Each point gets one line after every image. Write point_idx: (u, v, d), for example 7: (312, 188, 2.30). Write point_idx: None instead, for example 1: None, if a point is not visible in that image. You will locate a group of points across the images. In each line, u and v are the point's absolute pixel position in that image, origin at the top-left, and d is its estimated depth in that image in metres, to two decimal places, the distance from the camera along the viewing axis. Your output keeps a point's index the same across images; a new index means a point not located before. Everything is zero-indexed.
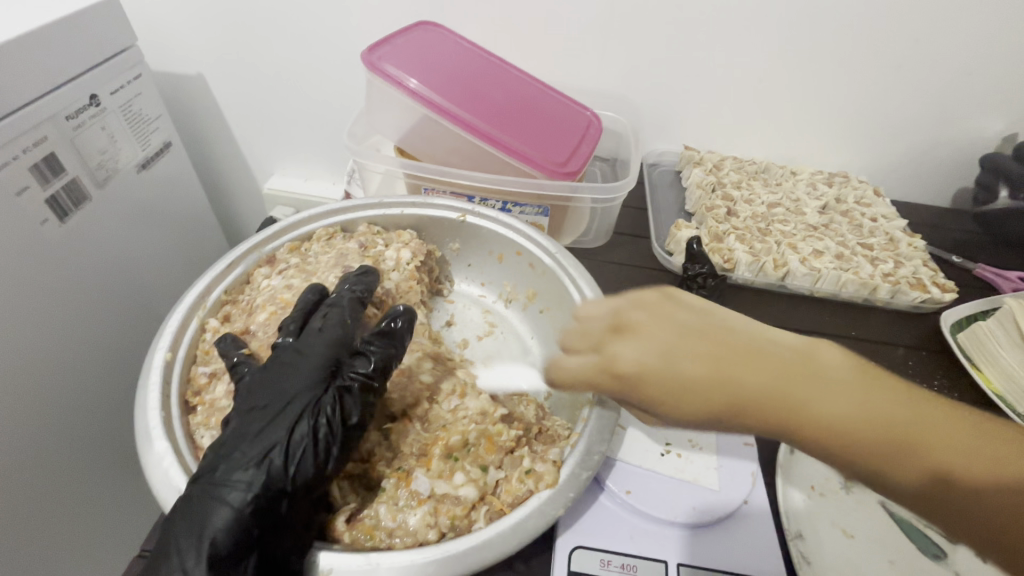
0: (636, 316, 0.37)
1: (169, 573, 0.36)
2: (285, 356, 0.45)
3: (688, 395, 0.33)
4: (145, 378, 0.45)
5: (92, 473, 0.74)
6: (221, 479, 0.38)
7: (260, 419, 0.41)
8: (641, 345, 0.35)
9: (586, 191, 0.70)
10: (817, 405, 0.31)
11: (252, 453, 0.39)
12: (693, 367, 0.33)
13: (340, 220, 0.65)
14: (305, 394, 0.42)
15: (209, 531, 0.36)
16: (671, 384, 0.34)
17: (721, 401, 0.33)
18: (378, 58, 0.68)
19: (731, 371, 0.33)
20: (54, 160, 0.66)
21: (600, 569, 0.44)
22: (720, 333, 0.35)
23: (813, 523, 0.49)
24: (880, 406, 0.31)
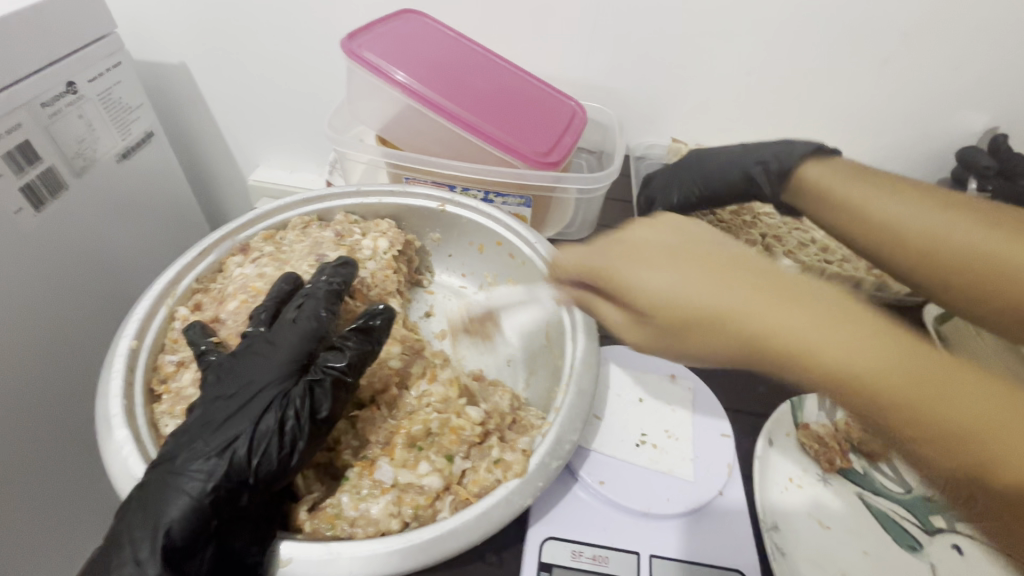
0: (639, 245, 0.40)
1: (121, 564, 0.35)
2: (255, 344, 0.44)
3: (681, 309, 0.35)
4: (108, 366, 0.44)
5: (62, 466, 0.73)
6: (180, 468, 0.37)
7: (226, 408, 0.40)
8: (642, 262, 0.38)
9: (570, 181, 0.69)
10: (809, 329, 0.32)
11: (213, 441, 0.38)
12: (689, 280, 0.36)
13: (315, 209, 0.65)
14: (272, 385, 0.41)
15: (163, 520, 0.35)
16: (660, 297, 0.36)
17: (714, 318, 0.34)
18: (358, 46, 0.67)
19: (731, 289, 0.34)
20: (29, 148, 0.65)
21: (571, 561, 0.44)
22: (731, 255, 0.37)
23: (789, 515, 0.49)
24: (879, 344, 0.31)
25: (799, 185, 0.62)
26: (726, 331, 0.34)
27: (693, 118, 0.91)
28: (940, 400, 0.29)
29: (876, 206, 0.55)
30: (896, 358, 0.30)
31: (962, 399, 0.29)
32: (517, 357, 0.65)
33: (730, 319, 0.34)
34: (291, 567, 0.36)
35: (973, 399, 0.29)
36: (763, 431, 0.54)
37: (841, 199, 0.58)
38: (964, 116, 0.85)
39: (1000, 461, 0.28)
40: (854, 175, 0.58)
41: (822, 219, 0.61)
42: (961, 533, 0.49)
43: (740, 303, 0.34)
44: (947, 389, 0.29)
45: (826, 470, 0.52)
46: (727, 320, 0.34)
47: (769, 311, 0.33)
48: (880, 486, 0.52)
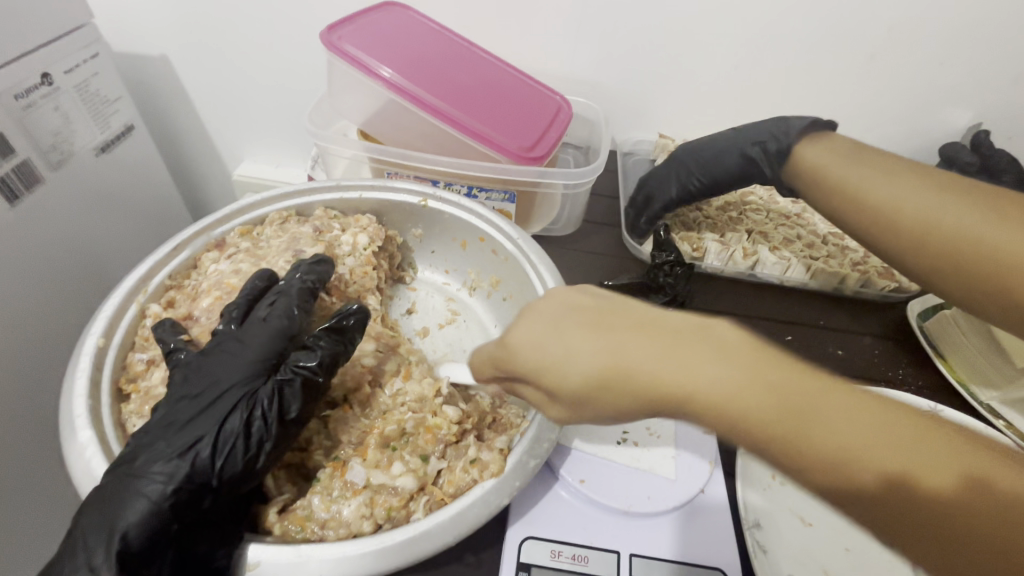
0: (528, 311, 0.38)
1: (75, 571, 0.33)
2: (223, 343, 0.43)
3: (575, 377, 0.34)
4: (74, 364, 0.43)
5: (30, 466, 0.72)
6: (139, 470, 0.36)
7: (191, 408, 0.39)
8: (533, 333, 0.36)
9: (554, 176, 0.68)
10: (701, 386, 0.31)
11: (175, 443, 0.37)
12: (575, 345, 0.34)
13: (294, 204, 0.63)
14: (239, 386, 0.40)
15: (120, 523, 0.34)
16: (551, 363, 0.35)
17: (612, 384, 0.34)
18: (338, 38, 0.65)
19: (621, 350, 0.33)
20: (1, 140, 0.63)
21: (549, 561, 0.43)
22: (617, 307, 0.36)
23: (771, 512, 0.48)
24: (775, 387, 0.30)
25: (797, 163, 0.64)
26: (620, 392, 0.33)
27: (681, 113, 0.91)
28: (825, 433, 0.29)
29: (868, 186, 0.55)
30: (791, 402, 0.30)
31: (846, 427, 0.28)
32: None
33: (627, 384, 0.33)
34: (259, 570, 0.36)
35: (855, 425, 0.28)
36: None
37: (832, 179, 0.59)
38: (951, 112, 0.85)
39: (894, 479, 0.27)
40: (853, 155, 0.59)
41: (815, 198, 0.62)
42: None
43: (631, 366, 0.33)
44: (832, 419, 0.29)
45: None
46: (624, 385, 0.33)
47: (655, 367, 0.32)
48: None
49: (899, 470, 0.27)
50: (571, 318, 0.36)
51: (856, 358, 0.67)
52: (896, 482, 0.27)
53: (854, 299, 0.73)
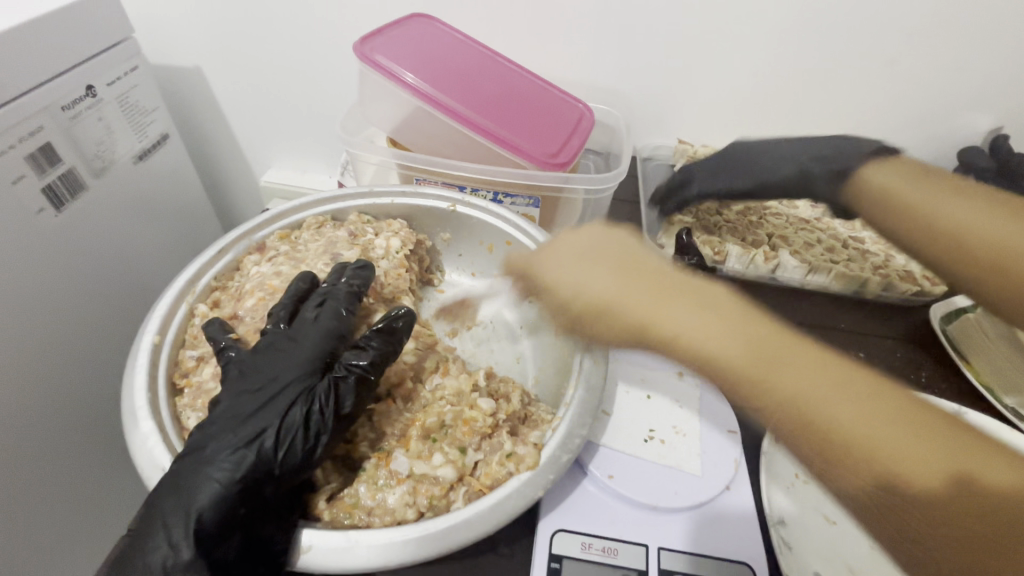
0: (564, 244, 0.50)
1: (154, 547, 0.36)
2: (280, 341, 0.45)
3: (578, 298, 0.45)
4: (133, 360, 0.46)
5: (82, 462, 0.74)
6: (209, 457, 0.38)
7: (253, 400, 0.41)
8: (563, 264, 0.48)
9: (577, 182, 0.70)
10: (666, 318, 0.40)
11: (240, 432, 0.39)
12: (587, 277, 0.45)
13: (330, 209, 0.66)
14: (297, 381, 0.42)
15: (195, 505, 0.37)
16: (564, 286, 0.46)
17: (598, 310, 0.44)
18: (370, 49, 0.68)
19: (619, 287, 0.43)
20: (50, 150, 0.67)
21: (580, 552, 0.45)
22: (642, 260, 0.46)
23: (795, 510, 0.49)
24: (724, 332, 0.39)
25: (863, 186, 0.63)
26: (609, 316, 0.43)
27: (700, 119, 0.92)
28: (766, 376, 0.36)
29: (955, 214, 0.54)
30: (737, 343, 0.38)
31: (783, 378, 0.36)
32: (526, 355, 0.67)
33: (612, 309, 0.43)
34: (312, 554, 0.38)
35: (794, 379, 0.35)
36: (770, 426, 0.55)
37: (904, 200, 0.58)
38: (971, 117, 0.85)
39: (824, 428, 0.33)
40: (925, 182, 0.58)
41: (879, 221, 0.61)
42: None
43: (616, 295, 0.43)
44: (774, 368, 0.36)
45: None
46: (610, 308, 0.43)
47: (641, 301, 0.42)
48: None
49: (826, 421, 0.34)
50: (596, 256, 0.47)
51: (878, 361, 0.68)
52: (822, 430, 0.34)
53: (876, 302, 0.75)
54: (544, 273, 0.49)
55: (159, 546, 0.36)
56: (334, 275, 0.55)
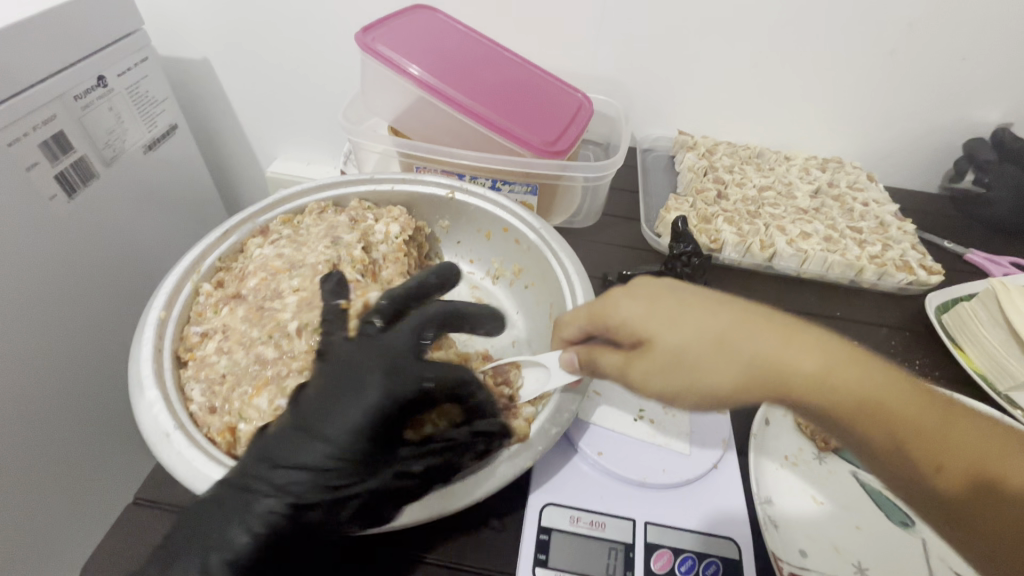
0: (641, 288, 0.43)
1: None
2: (349, 388, 0.42)
3: (702, 348, 0.38)
4: (139, 333, 0.47)
5: (88, 438, 0.77)
6: (248, 497, 0.39)
7: (306, 454, 0.40)
8: (671, 312, 0.40)
9: (576, 169, 0.71)
10: (806, 363, 0.38)
11: (287, 487, 0.39)
12: (719, 326, 0.39)
13: (331, 194, 0.67)
14: (356, 455, 0.40)
15: (223, 548, 0.37)
16: (679, 339, 0.39)
17: (727, 356, 0.38)
18: (372, 39, 0.69)
19: (748, 332, 0.38)
20: (62, 138, 0.69)
21: (569, 525, 0.46)
22: (746, 302, 0.41)
23: (782, 489, 0.51)
24: (859, 376, 0.38)
25: None
26: (755, 371, 0.38)
27: (700, 111, 0.93)
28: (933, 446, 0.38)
29: None
30: (863, 377, 0.38)
31: (960, 446, 0.38)
32: (522, 338, 0.68)
33: (734, 346, 0.38)
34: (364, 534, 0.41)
35: (967, 442, 0.38)
36: (760, 410, 0.56)
37: None
38: (969, 109, 0.86)
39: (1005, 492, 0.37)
40: None
41: None
42: None
43: (741, 330, 0.38)
44: (950, 434, 0.38)
45: (822, 449, 0.55)
46: (732, 349, 0.38)
47: (790, 364, 0.38)
48: None
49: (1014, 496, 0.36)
50: (701, 301, 0.40)
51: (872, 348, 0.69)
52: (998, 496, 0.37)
53: (872, 291, 0.76)
54: (637, 323, 0.41)
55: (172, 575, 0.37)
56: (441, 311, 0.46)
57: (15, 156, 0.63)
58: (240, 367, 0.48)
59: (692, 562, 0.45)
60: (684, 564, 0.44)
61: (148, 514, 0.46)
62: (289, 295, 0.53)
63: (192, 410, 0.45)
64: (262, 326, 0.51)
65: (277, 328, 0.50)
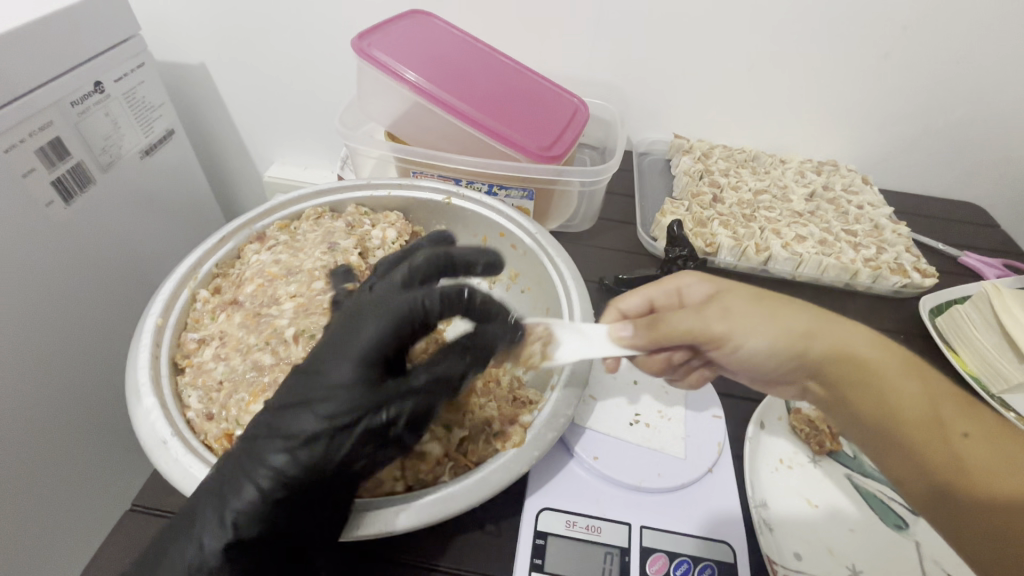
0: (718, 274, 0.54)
1: (188, 542, 0.38)
2: (341, 327, 0.42)
3: (775, 295, 0.47)
4: (136, 340, 0.48)
5: (85, 444, 0.76)
6: (259, 450, 0.39)
7: (310, 395, 0.40)
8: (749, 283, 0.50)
9: (572, 174, 0.72)
10: (846, 328, 0.44)
11: (284, 431, 0.39)
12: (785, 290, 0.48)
13: (328, 200, 0.68)
14: (346, 390, 0.39)
15: (237, 503, 0.38)
16: (755, 291, 0.48)
17: (793, 303, 0.46)
18: (368, 45, 0.70)
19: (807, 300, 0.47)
20: (58, 144, 0.69)
21: (565, 530, 0.46)
22: None
23: (776, 493, 0.52)
24: (891, 352, 0.42)
25: None
26: (816, 313, 0.45)
27: (696, 115, 0.94)
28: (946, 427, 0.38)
29: None
30: (893, 354, 0.42)
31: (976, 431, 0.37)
32: None
33: (793, 304, 0.46)
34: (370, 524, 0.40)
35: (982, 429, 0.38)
36: (755, 414, 0.57)
37: None
38: (962, 112, 0.87)
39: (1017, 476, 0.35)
40: None
41: None
42: None
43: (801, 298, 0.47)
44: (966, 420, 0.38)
45: (817, 452, 0.55)
46: (791, 304, 0.46)
47: (840, 322, 0.44)
48: (870, 467, 0.55)
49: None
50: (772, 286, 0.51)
51: None
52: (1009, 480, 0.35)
53: (867, 294, 0.76)
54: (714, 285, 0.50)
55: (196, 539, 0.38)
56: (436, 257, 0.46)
57: (10, 163, 0.63)
58: (237, 373, 0.48)
59: (687, 565, 0.45)
60: (680, 568, 0.45)
61: (145, 521, 0.45)
62: (286, 301, 0.53)
63: (189, 416, 0.45)
64: (258, 332, 0.51)
65: (274, 334, 0.50)
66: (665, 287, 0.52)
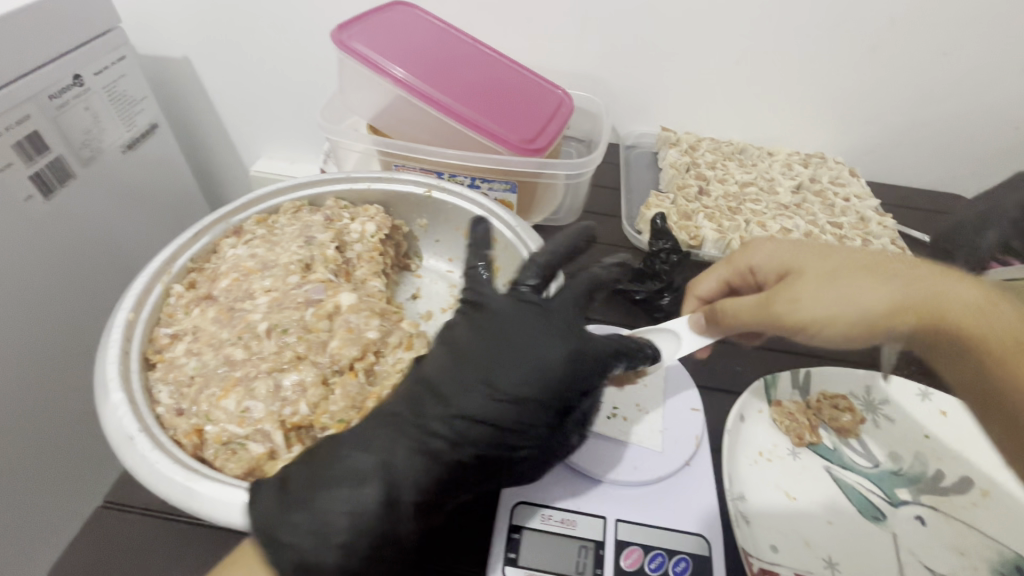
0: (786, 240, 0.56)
1: (347, 503, 0.38)
2: (517, 342, 0.46)
3: (846, 262, 0.48)
4: (106, 335, 0.47)
5: (61, 439, 0.76)
6: (431, 431, 0.43)
7: (479, 398, 0.44)
8: (819, 250, 0.52)
9: (554, 166, 0.71)
10: (950, 292, 0.44)
11: (466, 428, 0.43)
12: (855, 254, 0.49)
13: (307, 193, 0.67)
14: (532, 411, 0.44)
15: (405, 476, 0.41)
16: (827, 264, 0.49)
17: (865, 269, 0.47)
18: (348, 37, 0.69)
19: (879, 259, 0.48)
20: (37, 138, 0.68)
21: (539, 523, 0.46)
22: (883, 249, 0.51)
23: (753, 485, 0.52)
24: (987, 305, 0.42)
25: None
26: (890, 276, 0.46)
27: (683, 107, 0.93)
28: None
29: None
30: (987, 307, 0.42)
31: None
32: None
33: (880, 277, 0.46)
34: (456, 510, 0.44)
35: None
36: (736, 406, 0.56)
37: None
38: (950, 104, 0.87)
39: None
40: None
41: None
42: (924, 505, 0.51)
43: (885, 267, 0.47)
44: None
45: (796, 444, 0.55)
46: (878, 278, 0.46)
47: (921, 287, 0.44)
48: (849, 460, 0.55)
49: None
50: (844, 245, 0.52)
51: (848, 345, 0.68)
52: None
53: None
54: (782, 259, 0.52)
55: (341, 536, 0.38)
56: (579, 233, 0.53)
57: None
58: (209, 368, 0.48)
59: (662, 558, 0.45)
60: (654, 561, 0.45)
61: (113, 516, 0.45)
62: (260, 296, 0.53)
63: (158, 412, 0.45)
64: (231, 327, 0.50)
65: (247, 329, 0.50)
66: (738, 267, 0.56)
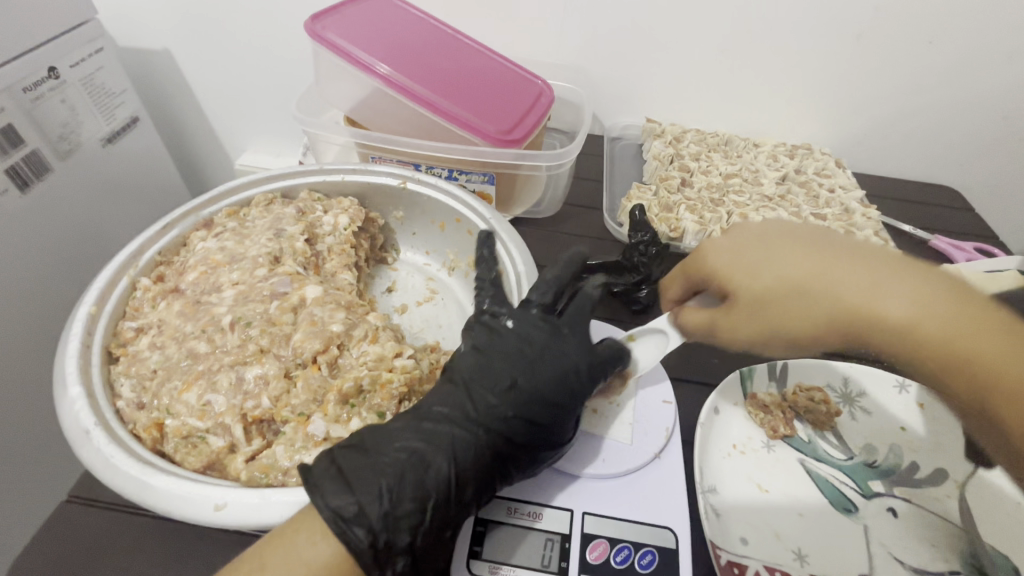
0: (723, 239, 0.49)
1: (415, 480, 0.40)
2: (540, 355, 0.47)
3: (774, 287, 0.45)
4: (68, 329, 0.47)
5: (33, 432, 0.76)
6: (485, 422, 0.44)
7: (527, 394, 0.45)
8: (751, 259, 0.47)
9: (531, 158, 0.70)
10: (884, 308, 0.41)
11: (513, 424, 0.44)
12: (786, 269, 0.45)
13: (280, 185, 0.66)
14: (566, 414, 0.46)
15: (464, 462, 0.42)
16: (757, 292, 0.45)
17: (794, 295, 0.44)
18: (322, 27, 0.68)
19: (811, 272, 0.44)
20: (11, 132, 0.68)
21: (506, 516, 0.46)
22: (819, 242, 0.46)
23: (725, 477, 0.52)
24: (926, 320, 0.39)
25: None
26: (814, 306, 0.43)
27: (669, 98, 0.92)
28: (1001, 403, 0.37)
29: None
30: (928, 321, 0.39)
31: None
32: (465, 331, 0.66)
33: (812, 297, 0.43)
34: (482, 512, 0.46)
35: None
36: (710, 399, 0.55)
37: None
38: (937, 94, 0.86)
39: None
40: None
41: None
42: (897, 496, 0.51)
43: (819, 282, 0.43)
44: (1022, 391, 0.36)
45: (771, 436, 0.55)
46: (809, 299, 0.43)
47: (849, 313, 0.42)
48: (823, 452, 0.55)
49: None
50: (775, 251, 0.46)
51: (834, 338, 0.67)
52: None
53: None
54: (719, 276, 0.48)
55: (407, 521, 0.38)
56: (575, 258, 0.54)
57: None
58: (172, 361, 0.48)
59: (628, 551, 0.45)
60: (620, 553, 0.44)
61: (73, 509, 0.45)
62: (227, 289, 0.53)
63: (118, 406, 0.45)
64: (196, 321, 0.50)
65: (211, 322, 0.50)
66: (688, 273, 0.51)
